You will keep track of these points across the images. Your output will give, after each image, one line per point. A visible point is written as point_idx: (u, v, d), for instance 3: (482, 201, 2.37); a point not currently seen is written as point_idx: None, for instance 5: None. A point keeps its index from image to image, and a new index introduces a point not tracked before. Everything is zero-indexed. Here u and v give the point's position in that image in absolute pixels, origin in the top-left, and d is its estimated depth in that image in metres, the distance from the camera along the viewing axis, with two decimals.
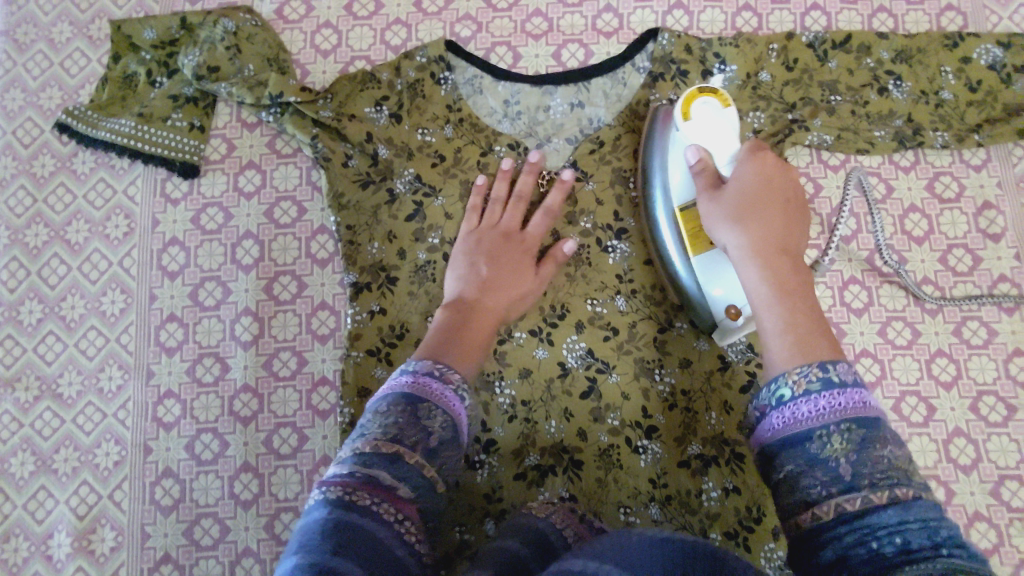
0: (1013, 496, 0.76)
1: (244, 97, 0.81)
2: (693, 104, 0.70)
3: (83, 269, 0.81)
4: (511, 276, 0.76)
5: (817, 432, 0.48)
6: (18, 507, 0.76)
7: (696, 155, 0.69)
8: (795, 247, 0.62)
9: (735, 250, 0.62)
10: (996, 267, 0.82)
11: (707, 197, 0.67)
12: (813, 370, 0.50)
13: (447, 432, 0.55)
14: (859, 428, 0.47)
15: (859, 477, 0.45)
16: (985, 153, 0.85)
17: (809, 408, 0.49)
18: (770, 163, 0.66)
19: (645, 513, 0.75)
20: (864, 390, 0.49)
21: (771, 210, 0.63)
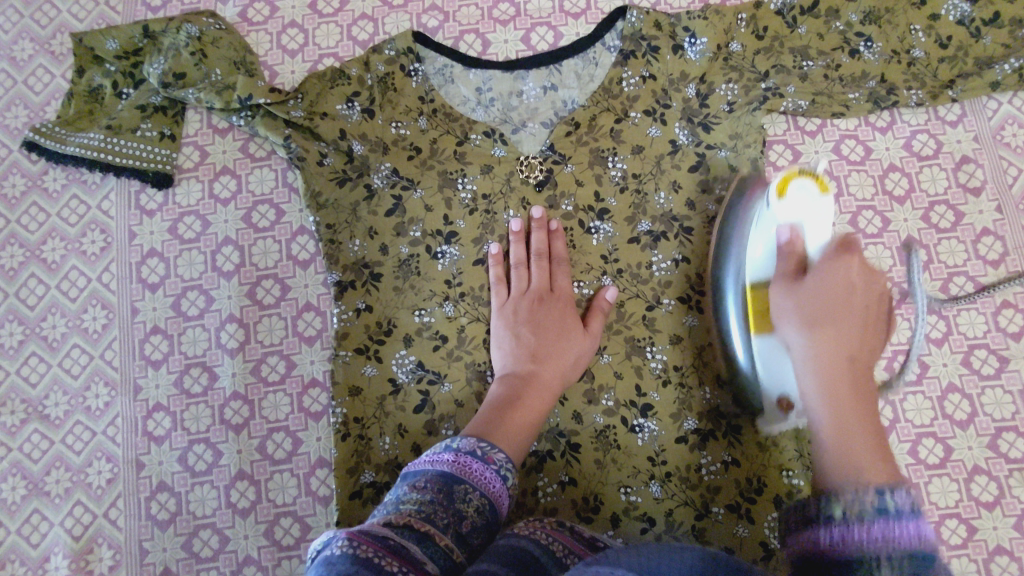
0: (1010, 447, 0.76)
1: (212, 102, 0.79)
2: (791, 183, 0.66)
3: (62, 288, 0.80)
4: (560, 339, 0.75)
5: (866, 560, 0.44)
6: (12, 533, 0.74)
7: (787, 233, 0.65)
8: (864, 365, 0.60)
9: (801, 360, 0.61)
10: (978, 221, 0.82)
11: (783, 287, 0.65)
12: (868, 497, 0.47)
13: (481, 516, 0.59)
14: (912, 562, 0.42)
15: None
16: (960, 108, 0.85)
17: (863, 534, 0.45)
18: (853, 268, 0.62)
19: (646, 491, 0.75)
20: (922, 521, 0.45)
21: (845, 325, 0.61)
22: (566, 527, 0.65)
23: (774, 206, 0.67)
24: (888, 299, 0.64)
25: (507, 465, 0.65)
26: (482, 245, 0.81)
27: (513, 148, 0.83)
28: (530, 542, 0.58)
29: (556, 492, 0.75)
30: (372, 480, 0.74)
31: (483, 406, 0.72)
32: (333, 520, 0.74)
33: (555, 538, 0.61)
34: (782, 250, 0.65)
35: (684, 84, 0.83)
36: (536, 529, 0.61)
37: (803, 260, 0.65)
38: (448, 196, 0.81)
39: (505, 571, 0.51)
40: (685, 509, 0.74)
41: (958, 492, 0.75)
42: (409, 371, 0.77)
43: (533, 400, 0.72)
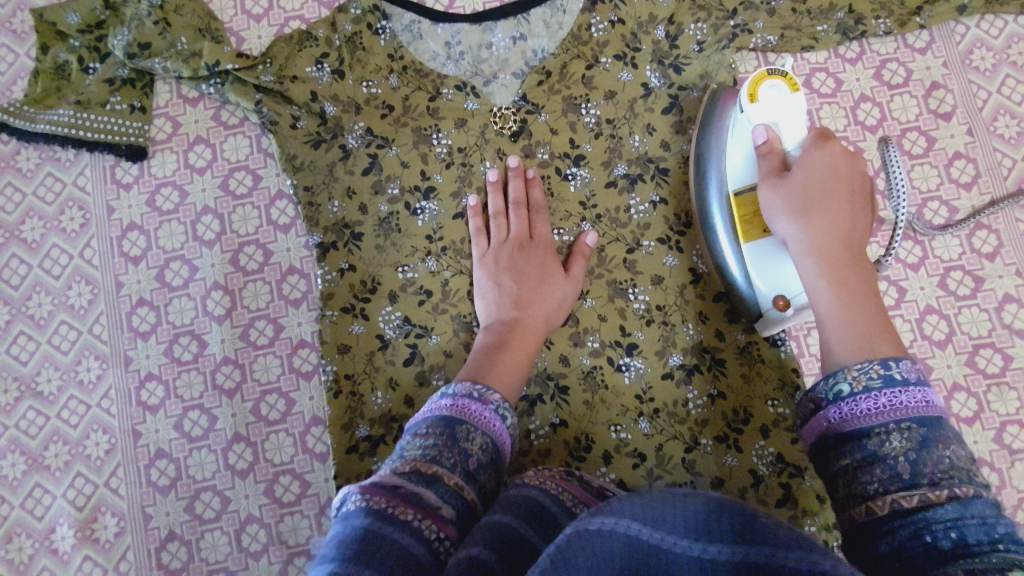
0: (988, 363, 0.78)
1: (180, 71, 0.79)
2: (762, 84, 0.68)
3: (45, 266, 0.80)
4: (540, 283, 0.76)
5: (875, 431, 0.47)
6: (16, 508, 0.76)
7: (765, 133, 0.67)
8: (858, 243, 0.61)
9: (795, 247, 0.62)
10: (949, 146, 0.83)
11: (769, 183, 0.65)
12: (873, 368, 0.50)
13: (485, 453, 0.61)
14: (918, 427, 0.46)
15: (917, 473, 0.44)
16: (928, 35, 0.85)
17: (870, 405, 0.48)
18: (835, 152, 0.64)
19: (636, 427, 0.76)
20: (926, 388, 0.48)
21: (835, 203, 0.62)
22: (572, 476, 0.66)
23: (747, 109, 0.69)
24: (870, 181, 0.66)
25: (504, 404, 0.66)
26: (460, 198, 0.81)
27: (486, 101, 0.83)
28: (539, 491, 0.58)
29: (548, 434, 0.77)
30: (367, 434, 0.75)
31: (472, 354, 0.73)
32: (331, 475, 0.75)
33: (563, 488, 0.61)
34: (761, 150, 0.67)
35: (653, 26, 0.83)
36: (546, 480, 0.61)
37: (783, 158, 0.67)
38: (424, 151, 0.82)
39: (524, 526, 0.51)
40: (674, 443, 0.76)
41: (939, 410, 0.77)
42: (396, 326, 0.78)
43: (520, 343, 0.73)
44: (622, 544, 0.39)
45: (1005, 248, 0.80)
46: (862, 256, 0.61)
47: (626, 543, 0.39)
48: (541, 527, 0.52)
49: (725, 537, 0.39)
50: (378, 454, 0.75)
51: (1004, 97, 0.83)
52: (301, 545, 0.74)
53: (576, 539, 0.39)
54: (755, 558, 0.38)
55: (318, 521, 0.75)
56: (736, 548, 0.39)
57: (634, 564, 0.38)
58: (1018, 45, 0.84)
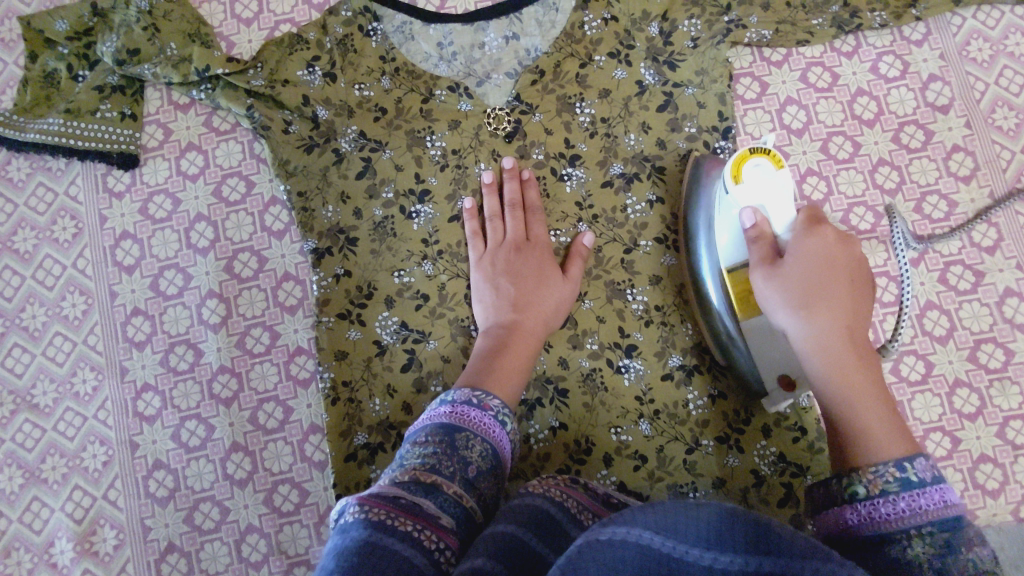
0: (990, 358, 0.77)
1: (170, 77, 0.78)
2: (746, 164, 0.66)
3: (38, 277, 0.80)
4: (538, 286, 0.76)
5: (897, 536, 0.45)
6: (14, 521, 0.75)
7: (753, 218, 0.65)
8: (862, 333, 0.59)
9: (798, 341, 0.59)
10: (947, 139, 0.82)
11: (762, 273, 0.63)
12: (890, 470, 0.48)
13: (485, 461, 0.60)
14: (941, 533, 0.44)
15: (943, 574, 0.42)
16: (924, 27, 0.84)
17: (890, 509, 0.46)
18: (829, 238, 0.62)
19: (636, 430, 0.76)
20: (944, 486, 0.47)
21: (834, 291, 0.60)
22: (579, 484, 0.65)
23: (732, 190, 0.67)
24: (865, 264, 0.63)
25: (504, 410, 0.66)
26: (455, 201, 0.81)
27: (479, 102, 0.82)
28: (545, 500, 0.58)
29: (548, 437, 0.76)
30: (366, 442, 0.75)
31: (471, 359, 0.73)
32: (330, 483, 0.75)
33: (569, 496, 0.61)
34: (750, 235, 0.65)
35: (646, 23, 0.82)
36: (551, 487, 0.61)
37: (775, 243, 0.64)
38: (418, 154, 0.81)
39: (532, 537, 0.51)
40: (675, 444, 0.75)
41: (941, 406, 0.77)
42: (393, 332, 0.77)
43: (518, 347, 0.73)
44: (634, 552, 0.40)
45: (1005, 242, 0.80)
46: (866, 347, 0.58)
47: (637, 550, 0.40)
48: (546, 538, 0.53)
49: (739, 545, 0.39)
50: (377, 461, 0.75)
51: (1003, 89, 0.83)
52: (302, 554, 0.74)
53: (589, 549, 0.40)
54: (770, 569, 0.37)
55: (318, 530, 0.75)
56: (750, 558, 0.38)
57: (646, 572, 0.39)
58: (1015, 35, 0.83)
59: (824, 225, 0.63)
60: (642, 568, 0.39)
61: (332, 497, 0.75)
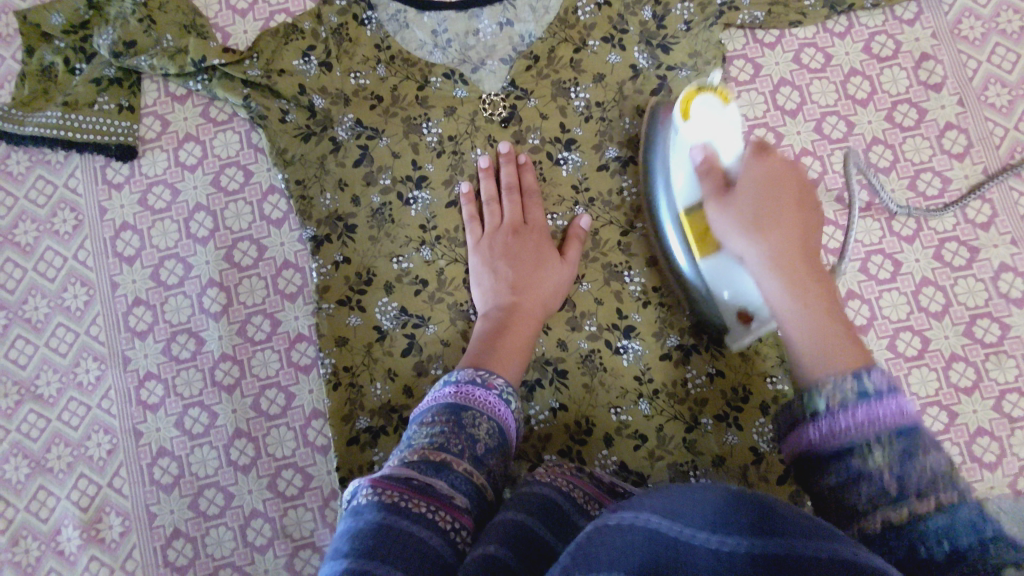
0: (985, 332, 0.78)
1: (166, 68, 0.79)
2: (693, 101, 0.68)
3: (39, 269, 0.80)
4: (534, 268, 0.76)
5: (858, 446, 0.46)
6: (21, 511, 0.76)
7: (702, 152, 0.66)
8: (814, 251, 0.61)
9: (753, 262, 0.61)
10: (941, 117, 0.83)
11: (715, 202, 0.65)
12: (847, 383, 0.48)
13: (493, 438, 0.61)
14: (898, 440, 0.45)
15: (904, 488, 0.44)
16: (916, 6, 0.85)
17: (849, 421, 0.47)
18: (776, 162, 0.64)
19: (636, 409, 0.77)
20: (900, 395, 0.46)
21: (785, 216, 0.62)
22: (586, 474, 0.66)
23: (682, 127, 0.69)
24: (813, 186, 0.65)
25: (508, 388, 0.66)
26: (452, 186, 0.81)
27: (475, 88, 0.83)
28: (552, 489, 0.58)
29: (548, 418, 0.77)
30: (368, 426, 0.75)
31: (471, 341, 0.73)
32: (334, 467, 0.75)
33: (575, 485, 0.62)
34: (700, 168, 0.66)
35: (639, 7, 0.83)
36: (558, 477, 0.62)
37: (724, 174, 0.66)
38: (414, 141, 0.81)
39: (540, 526, 0.52)
40: (675, 423, 0.76)
41: (938, 381, 0.77)
42: (393, 317, 0.78)
43: (519, 328, 0.73)
44: (642, 537, 0.40)
45: (999, 218, 0.80)
46: (818, 266, 0.61)
47: (648, 536, 0.40)
48: (556, 526, 0.54)
49: (744, 529, 0.39)
50: (379, 445, 0.75)
51: (995, 66, 0.83)
52: (307, 538, 0.75)
53: (597, 537, 0.41)
54: (775, 551, 0.37)
55: (322, 514, 0.75)
56: (755, 541, 0.38)
57: (651, 558, 0.38)
58: (1006, 13, 0.84)
59: (771, 151, 0.65)
60: (651, 552, 0.39)
61: (335, 481, 0.76)
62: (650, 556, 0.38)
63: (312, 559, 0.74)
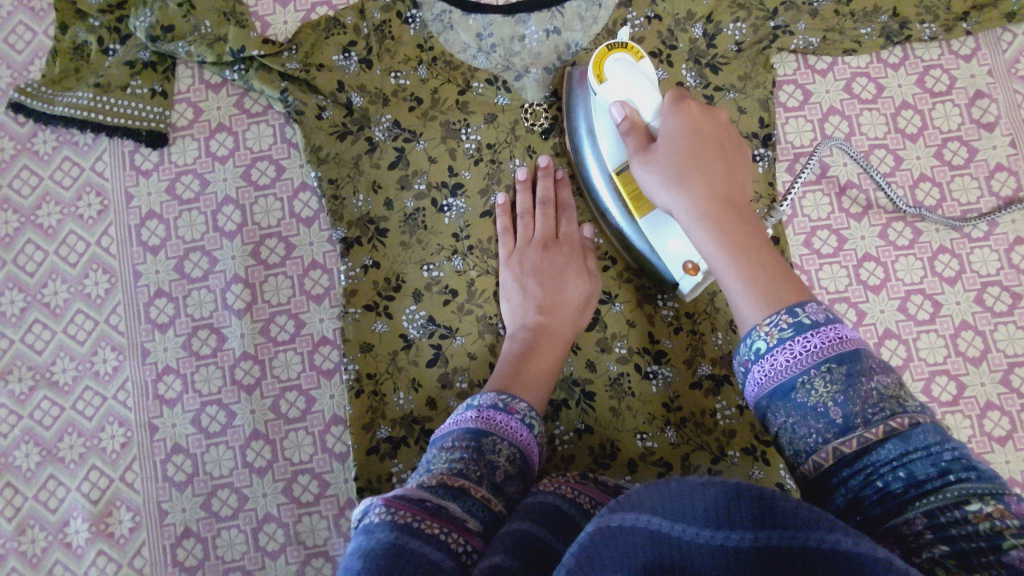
0: (1023, 381, 0.76)
1: (205, 56, 0.77)
2: (607, 63, 0.67)
3: (61, 253, 0.78)
4: (562, 284, 0.74)
5: (800, 381, 0.44)
6: (29, 499, 0.74)
7: (621, 111, 0.64)
8: (743, 197, 0.57)
9: (680, 215, 0.57)
10: (991, 157, 0.81)
11: (640, 161, 0.61)
12: (781, 316, 0.46)
13: (513, 465, 0.58)
14: (841, 366, 0.43)
15: (850, 416, 0.42)
16: (974, 41, 0.82)
17: (787, 356, 0.45)
18: (693, 111, 0.61)
19: (662, 436, 0.75)
20: (838, 323, 0.45)
21: (708, 162, 0.58)
22: (589, 478, 0.60)
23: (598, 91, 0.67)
24: (735, 130, 0.62)
25: (531, 412, 0.64)
26: (488, 196, 0.79)
27: (517, 96, 0.80)
28: (558, 497, 0.53)
29: (572, 440, 0.75)
30: (388, 436, 0.74)
31: (499, 361, 0.71)
32: (351, 476, 0.74)
33: (581, 491, 0.56)
34: (621, 128, 0.64)
35: (691, 23, 0.81)
36: (561, 484, 0.56)
37: (647, 131, 0.64)
38: (452, 146, 0.79)
39: (547, 534, 0.48)
40: (701, 454, 0.75)
41: (971, 428, 0.76)
42: (420, 326, 0.76)
43: (549, 347, 0.72)
44: (645, 539, 0.36)
45: None
46: (748, 209, 0.56)
47: (649, 537, 0.36)
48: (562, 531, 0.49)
49: (748, 522, 0.37)
50: (398, 456, 0.74)
51: None
52: (320, 546, 0.73)
53: (600, 538, 0.36)
54: (779, 543, 0.36)
55: (337, 522, 0.74)
56: (758, 533, 0.36)
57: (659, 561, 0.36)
58: None
59: (688, 101, 0.62)
60: (654, 559, 0.36)
61: (352, 490, 0.74)
62: (658, 560, 0.36)
63: (324, 569, 0.73)
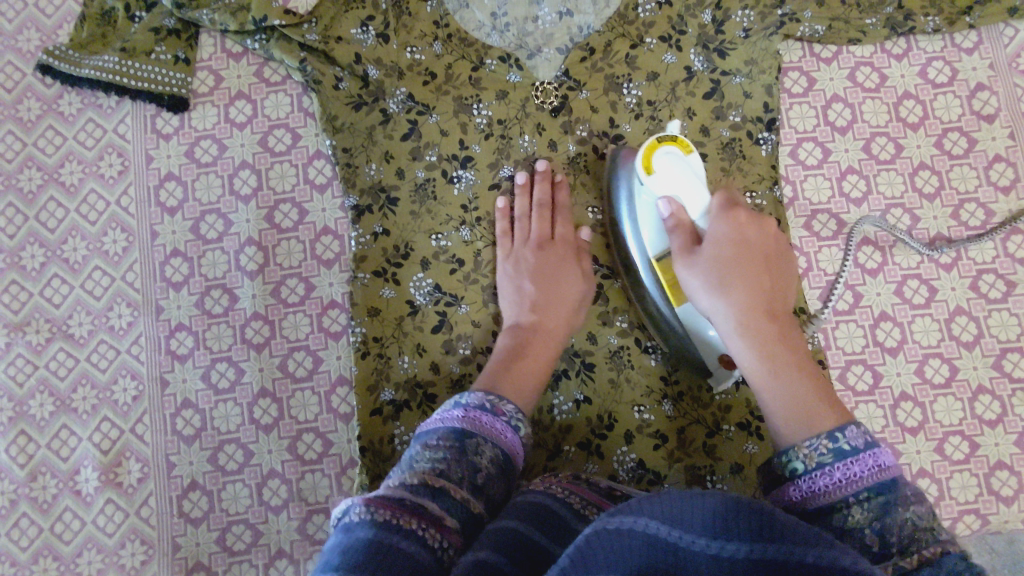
0: (1014, 367, 0.78)
1: (227, 24, 0.80)
2: (655, 154, 0.68)
3: (81, 211, 0.81)
4: (558, 286, 0.76)
5: (838, 504, 0.49)
6: (42, 447, 0.77)
7: (669, 208, 0.67)
8: (785, 314, 0.63)
9: (724, 323, 0.63)
10: (990, 148, 0.82)
11: (684, 262, 0.65)
12: (823, 442, 0.52)
13: (495, 466, 0.59)
14: (877, 494, 0.48)
15: (886, 543, 0.46)
16: (976, 35, 0.84)
17: (826, 481, 0.50)
18: (742, 220, 0.65)
19: (659, 409, 0.77)
20: (876, 450, 0.50)
21: (754, 277, 0.63)
22: (580, 480, 0.62)
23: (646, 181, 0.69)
24: (778, 234, 0.68)
25: (517, 414, 0.65)
26: (497, 170, 0.81)
27: (529, 74, 0.83)
28: (550, 498, 0.55)
29: (571, 410, 0.77)
30: (392, 399, 0.76)
31: (490, 360, 0.73)
32: (354, 436, 0.76)
33: (571, 491, 0.58)
34: (668, 225, 0.67)
35: (700, 10, 0.83)
36: (552, 484, 0.58)
37: (693, 230, 0.67)
38: (463, 121, 0.81)
39: (531, 529, 0.50)
40: (696, 427, 0.77)
41: (962, 411, 0.77)
42: (426, 293, 0.78)
43: (540, 350, 0.73)
44: (641, 542, 0.39)
45: None
46: (791, 327, 0.63)
47: (645, 541, 0.39)
48: (551, 530, 0.51)
49: (745, 534, 0.39)
50: (401, 419, 0.76)
51: None
52: (322, 503, 0.75)
53: (596, 540, 0.39)
54: (775, 556, 0.38)
55: (339, 480, 0.76)
56: (755, 544, 0.39)
57: (653, 563, 0.39)
58: None
59: (736, 207, 0.66)
60: (649, 561, 0.39)
61: (355, 450, 0.76)
62: (652, 563, 0.39)
63: (325, 524, 0.75)
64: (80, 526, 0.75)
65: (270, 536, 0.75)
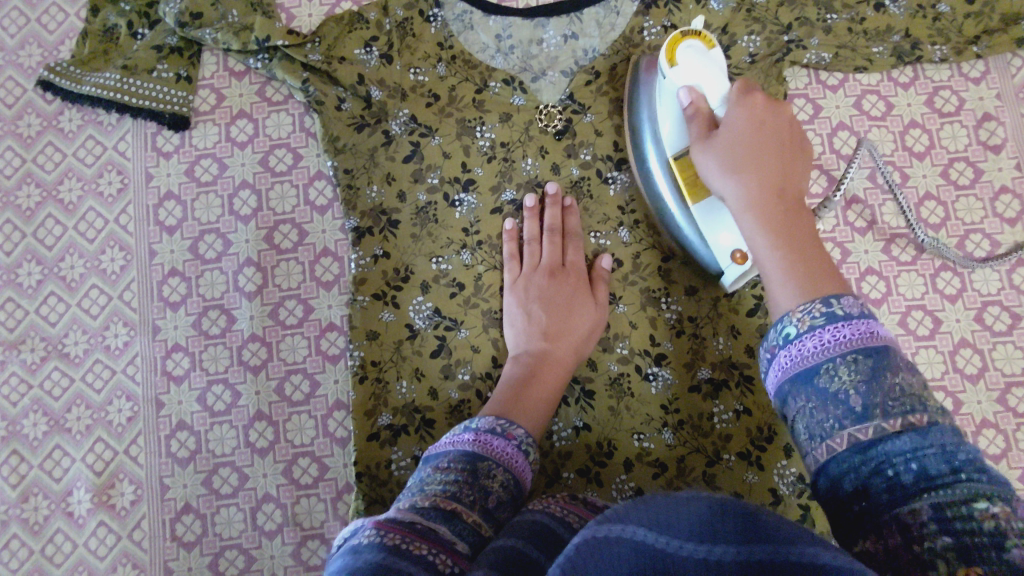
0: (1019, 401, 0.77)
1: (230, 44, 0.79)
2: (678, 48, 0.67)
3: (80, 229, 0.80)
4: (570, 313, 0.75)
5: (825, 367, 0.44)
6: (35, 467, 0.76)
7: (688, 97, 0.65)
8: (795, 193, 0.58)
9: (731, 204, 0.59)
10: (997, 179, 0.82)
11: (698, 146, 0.63)
12: (816, 307, 0.46)
13: (506, 491, 0.58)
14: (867, 358, 0.43)
15: (871, 406, 0.42)
16: (984, 65, 0.84)
17: (814, 344, 0.45)
18: (760, 102, 0.62)
19: (659, 438, 0.76)
20: (870, 319, 0.45)
21: (767, 156, 0.59)
22: (579, 499, 0.60)
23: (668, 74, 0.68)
24: (799, 124, 0.63)
25: (527, 439, 0.64)
26: (499, 193, 0.81)
27: (533, 97, 0.82)
28: (546, 515, 0.53)
29: (570, 437, 0.76)
30: (389, 423, 0.75)
31: (499, 386, 0.72)
32: (351, 461, 0.75)
33: (570, 510, 0.56)
34: (686, 112, 0.65)
35: (706, 35, 0.82)
36: (550, 503, 0.57)
37: (711, 118, 0.64)
38: (466, 143, 0.81)
39: (538, 552, 0.48)
40: (696, 456, 0.75)
41: None
42: (426, 317, 0.77)
43: (549, 376, 0.72)
44: (629, 549, 0.36)
45: None
46: (799, 204, 0.57)
47: (633, 548, 0.36)
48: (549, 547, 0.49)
49: (731, 537, 0.36)
50: (399, 444, 0.75)
51: None
52: (316, 528, 0.74)
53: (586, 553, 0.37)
54: (761, 556, 0.35)
55: (334, 506, 0.75)
56: (741, 547, 0.36)
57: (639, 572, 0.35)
58: None
59: (755, 93, 0.63)
60: (639, 567, 0.35)
61: (351, 475, 0.75)
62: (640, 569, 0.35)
63: (319, 551, 0.74)
64: (72, 548, 0.74)
65: (263, 562, 0.74)
